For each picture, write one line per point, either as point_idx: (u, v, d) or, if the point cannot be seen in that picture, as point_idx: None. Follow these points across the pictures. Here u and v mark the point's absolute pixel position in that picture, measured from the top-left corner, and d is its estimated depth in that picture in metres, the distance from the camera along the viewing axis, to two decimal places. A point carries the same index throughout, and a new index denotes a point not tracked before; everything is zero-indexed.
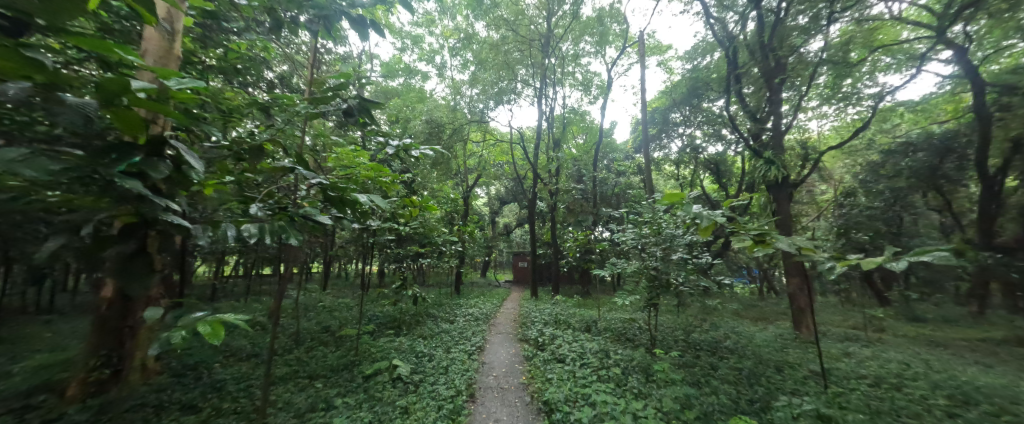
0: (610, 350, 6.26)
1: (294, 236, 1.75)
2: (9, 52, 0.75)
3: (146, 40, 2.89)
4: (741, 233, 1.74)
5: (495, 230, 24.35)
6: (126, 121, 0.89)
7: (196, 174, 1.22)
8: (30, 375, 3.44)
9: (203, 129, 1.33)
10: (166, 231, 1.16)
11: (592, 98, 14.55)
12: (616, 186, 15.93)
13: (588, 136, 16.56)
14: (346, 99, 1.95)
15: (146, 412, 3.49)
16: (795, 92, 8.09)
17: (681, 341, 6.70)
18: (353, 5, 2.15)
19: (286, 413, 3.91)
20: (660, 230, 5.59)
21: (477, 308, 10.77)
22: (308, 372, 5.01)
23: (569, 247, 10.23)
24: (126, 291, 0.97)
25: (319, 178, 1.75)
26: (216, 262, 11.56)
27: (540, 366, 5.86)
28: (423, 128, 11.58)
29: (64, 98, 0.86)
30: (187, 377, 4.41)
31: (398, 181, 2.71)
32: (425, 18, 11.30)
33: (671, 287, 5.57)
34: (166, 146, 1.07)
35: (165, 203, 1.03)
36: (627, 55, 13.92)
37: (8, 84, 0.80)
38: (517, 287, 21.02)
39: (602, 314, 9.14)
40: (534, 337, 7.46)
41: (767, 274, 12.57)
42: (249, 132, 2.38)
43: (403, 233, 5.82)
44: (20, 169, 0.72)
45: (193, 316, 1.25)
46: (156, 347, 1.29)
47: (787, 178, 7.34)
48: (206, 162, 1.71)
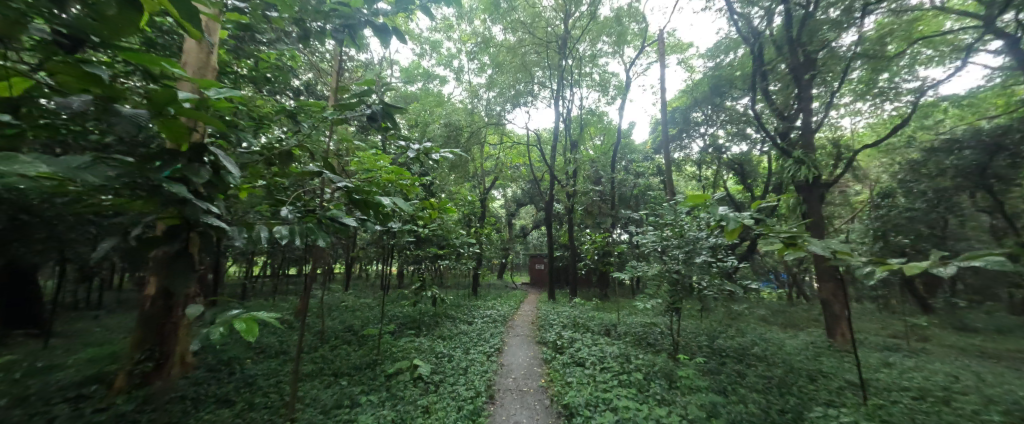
0: (631, 354, 6.14)
1: (321, 237, 1.83)
2: (70, 68, 0.83)
3: (187, 53, 3.15)
4: (770, 235, 1.66)
5: (512, 232, 24.37)
6: (171, 130, 0.95)
7: (234, 178, 1.27)
8: (84, 368, 3.71)
9: (239, 135, 1.40)
10: (207, 233, 1.23)
11: (610, 98, 14.36)
12: (636, 187, 15.98)
13: (605, 137, 16.37)
14: (370, 105, 2.02)
15: (185, 405, 3.70)
16: (827, 89, 7.74)
17: (705, 346, 6.51)
18: (375, 14, 2.29)
19: (313, 409, 4.02)
20: (683, 232, 5.45)
21: (494, 310, 10.79)
22: (333, 371, 5.14)
23: (586, 249, 10.12)
24: (169, 288, 1.04)
25: (344, 182, 1.81)
26: (246, 263, 12.10)
27: (559, 369, 5.81)
28: (441, 131, 11.75)
29: (120, 109, 0.95)
30: (221, 371, 4.62)
31: (419, 184, 2.77)
32: (444, 23, 11.49)
33: (693, 291, 5.42)
34: (206, 152, 1.13)
35: (204, 206, 1.08)
36: (646, 54, 13.69)
37: (74, 98, 0.88)
38: (535, 289, 20.96)
39: (622, 318, 8.98)
40: (553, 340, 7.40)
41: (797, 279, 12.01)
42: (280, 138, 2.50)
43: (423, 234, 5.92)
44: (84, 175, 0.80)
45: (228, 313, 1.32)
46: (196, 341, 1.38)
47: (818, 178, 7.01)
48: (242, 167, 1.82)
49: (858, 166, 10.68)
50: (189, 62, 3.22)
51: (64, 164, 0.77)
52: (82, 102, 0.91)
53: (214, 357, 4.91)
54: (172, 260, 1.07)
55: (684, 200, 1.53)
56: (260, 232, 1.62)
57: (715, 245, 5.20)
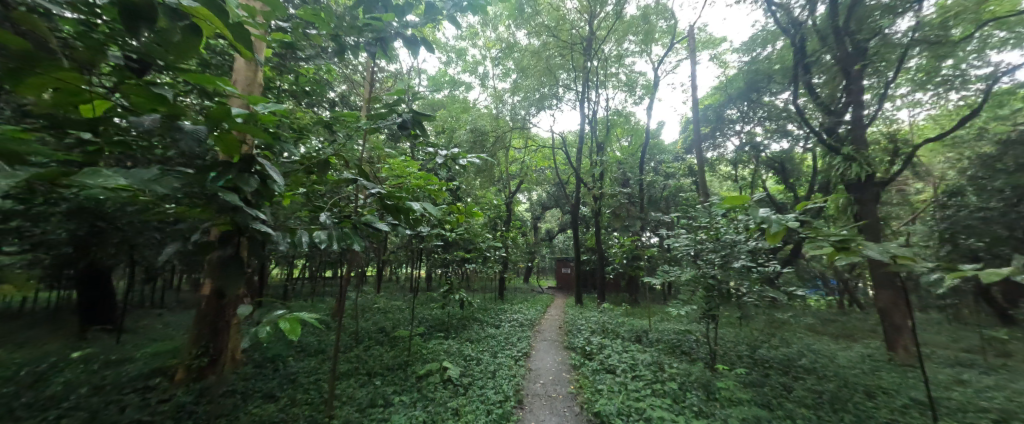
0: (665, 363, 5.91)
1: (357, 242, 1.91)
2: (142, 90, 0.93)
3: (237, 71, 3.52)
4: (817, 239, 1.53)
5: (538, 236, 24.24)
6: (225, 143, 1.05)
7: (279, 187, 1.37)
8: (152, 360, 4.11)
9: (282, 146, 1.51)
10: (256, 238, 1.34)
11: (637, 98, 14.01)
12: (666, 189, 15.46)
13: (633, 138, 15.97)
14: (401, 113, 2.10)
15: (236, 398, 4.02)
16: (879, 80, 7.16)
17: (746, 356, 6.15)
18: (405, 26, 2.41)
19: (349, 407, 4.17)
20: (719, 235, 5.19)
21: (521, 314, 10.77)
22: (367, 370, 5.32)
23: (614, 253, 9.86)
24: (222, 289, 1.14)
25: (377, 188, 1.89)
26: (286, 267, 12.83)
27: (589, 376, 5.69)
28: (467, 137, 11.98)
29: (182, 126, 1.05)
30: (266, 368, 4.92)
31: (446, 189, 2.80)
32: (469, 31, 11.72)
33: (731, 298, 5.14)
34: (254, 163, 1.21)
35: (253, 213, 1.18)
36: (675, 52, 13.25)
37: (145, 117, 0.99)
38: (561, 294, 20.70)
39: (654, 324, 8.67)
40: (582, 346, 7.27)
41: (848, 286, 11.08)
42: (318, 147, 2.64)
43: (451, 238, 6.02)
44: (154, 187, 0.90)
45: (274, 313, 1.42)
46: (246, 338, 1.48)
47: (872, 176, 6.44)
48: (285, 176, 1.94)
49: (918, 162, 9.73)
50: (239, 79, 3.59)
51: (139, 177, 0.86)
52: (151, 121, 1.01)
53: (260, 354, 5.23)
54: (224, 263, 1.18)
55: (720, 202, 1.45)
56: (302, 236, 1.73)
57: (756, 248, 4.89)
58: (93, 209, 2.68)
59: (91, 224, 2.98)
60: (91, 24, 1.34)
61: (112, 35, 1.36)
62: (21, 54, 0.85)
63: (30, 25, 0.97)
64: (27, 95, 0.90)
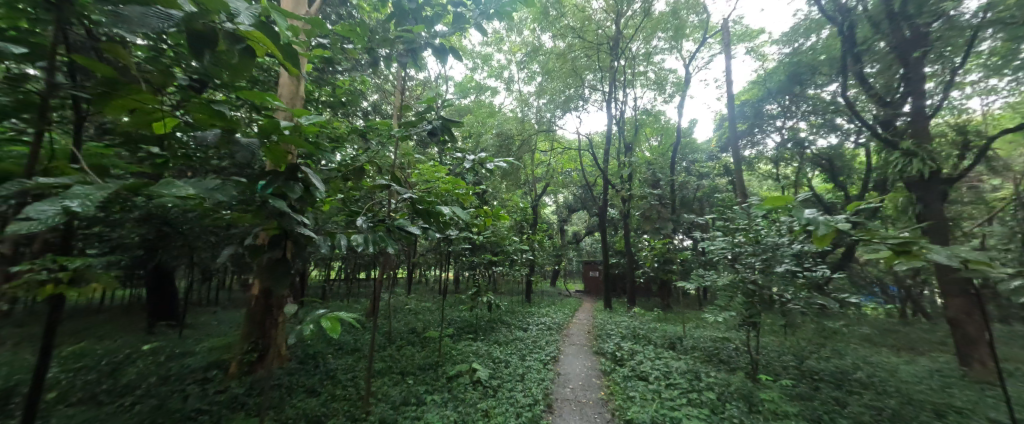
0: (701, 372, 5.64)
1: (391, 244, 1.99)
2: (205, 107, 1.03)
3: (281, 86, 3.85)
4: (869, 242, 1.40)
5: (564, 239, 23.98)
6: (274, 154, 1.14)
7: (320, 193, 1.45)
8: (210, 353, 4.52)
9: (322, 154, 1.60)
10: (301, 241, 1.44)
11: (667, 96, 13.57)
12: (700, 189, 14.80)
13: (662, 137, 15.47)
14: (431, 120, 2.17)
15: (281, 392, 4.30)
16: (944, 66, 6.48)
17: (792, 367, 5.74)
18: (434, 36, 2.53)
19: (385, 404, 4.31)
20: (759, 238, 4.86)
21: (549, 318, 10.68)
22: (400, 369, 5.48)
23: (644, 256, 9.54)
24: (272, 288, 1.24)
25: (409, 193, 1.96)
26: (324, 269, 13.57)
27: (620, 382, 5.54)
28: (494, 141, 12.12)
29: (237, 138, 1.15)
30: (308, 364, 5.20)
31: (473, 193, 2.85)
32: (495, 37, 11.88)
33: (774, 304, 4.83)
34: (299, 171, 1.30)
35: (297, 218, 1.27)
36: (708, 47, 12.70)
37: (207, 132, 1.09)
38: (589, 298, 20.30)
39: (689, 331, 8.31)
40: (612, 351, 7.10)
41: (911, 293, 10.06)
42: (353, 155, 2.78)
43: (478, 241, 6.10)
44: (217, 195, 0.99)
45: (318, 312, 1.52)
46: (292, 335, 1.58)
47: (938, 172, 5.82)
48: (325, 183, 2.06)
49: (994, 155, 8.67)
50: (284, 93, 3.91)
51: (204, 186, 0.96)
52: (211, 135, 1.11)
53: (302, 350, 5.54)
54: (273, 265, 1.28)
55: (762, 202, 1.37)
56: (341, 240, 1.83)
57: (802, 253, 4.55)
58: (162, 216, 3.07)
59: (158, 229, 3.37)
60: (159, 48, 1.50)
61: (177, 59, 1.53)
62: (107, 79, 0.96)
63: (115, 54, 1.11)
64: (109, 114, 1.01)
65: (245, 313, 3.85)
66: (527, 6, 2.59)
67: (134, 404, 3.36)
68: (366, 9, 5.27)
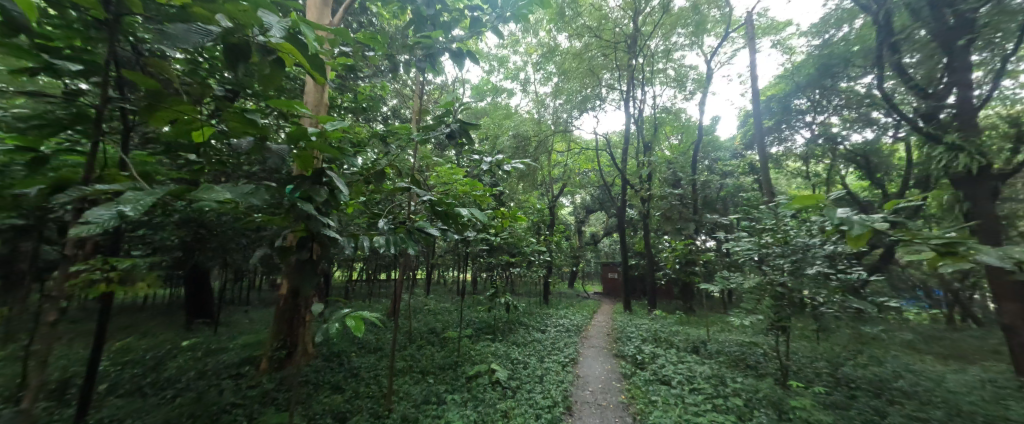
0: (727, 377, 5.45)
1: (411, 246, 2.03)
2: (239, 116, 1.09)
3: (307, 94, 4.04)
4: (911, 241, 1.32)
5: (582, 240, 23.69)
6: (302, 160, 1.20)
7: (344, 196, 1.51)
8: (242, 350, 4.76)
9: (345, 158, 1.66)
10: (327, 243, 1.50)
11: (688, 94, 13.22)
12: (723, 189, 14.31)
13: (683, 136, 15.08)
14: (449, 124, 2.20)
15: (309, 388, 4.48)
16: (992, 54, 5.95)
17: (826, 375, 5.46)
18: (451, 41, 2.58)
19: (406, 402, 4.39)
20: (789, 238, 4.65)
21: (567, 320, 10.60)
22: (420, 368, 5.57)
23: (665, 258, 9.31)
24: (301, 288, 1.30)
25: (429, 195, 2.00)
26: (347, 270, 13.97)
27: (642, 386, 5.42)
28: (510, 143, 12.15)
29: (268, 146, 1.21)
30: (333, 362, 5.38)
31: (491, 194, 2.87)
32: (510, 38, 11.90)
33: (805, 307, 4.60)
34: (324, 176, 1.35)
35: (323, 221, 1.32)
36: (731, 41, 12.29)
37: (241, 140, 1.15)
38: (608, 300, 19.99)
39: (713, 335, 8.05)
40: (632, 354, 6.97)
41: (959, 297, 9.36)
42: (375, 159, 2.85)
43: (496, 242, 6.15)
44: (252, 199, 1.05)
45: (342, 311, 1.58)
46: (319, 334, 1.64)
47: (989, 167, 5.39)
48: (349, 186, 2.13)
49: None
50: (309, 100, 4.09)
51: (239, 192, 1.01)
52: (244, 143, 1.17)
53: (328, 348, 5.72)
54: (301, 266, 1.34)
55: (790, 201, 1.31)
56: (365, 241, 1.89)
57: (836, 254, 4.31)
58: (198, 219, 3.27)
59: (195, 232, 3.57)
60: (197, 61, 1.60)
61: (212, 71, 1.62)
62: (152, 92, 1.03)
63: (158, 68, 1.19)
64: (153, 125, 1.09)
65: (274, 311, 4.04)
66: (544, 7, 2.59)
67: (174, 397, 3.58)
68: (386, 16, 5.41)
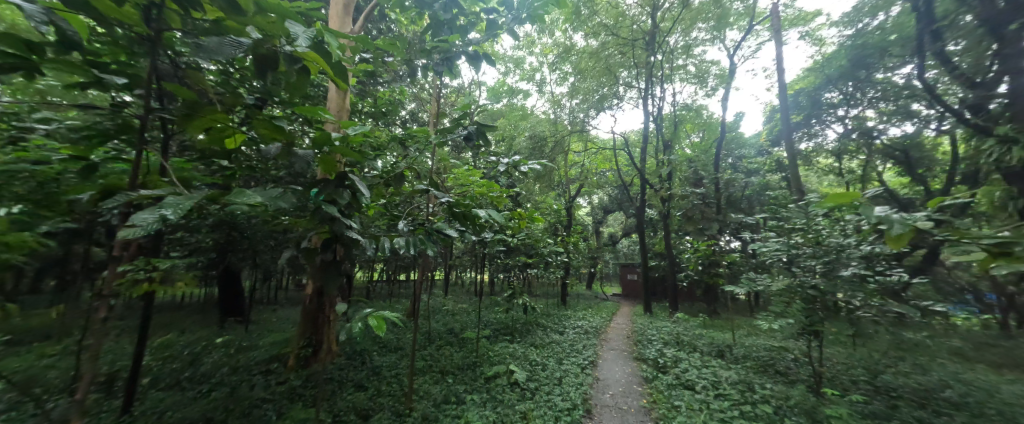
0: (755, 383, 5.24)
1: (430, 247, 2.06)
2: (268, 123, 1.14)
3: (330, 100, 4.19)
4: (959, 240, 1.21)
5: (600, 240, 23.38)
6: (326, 164, 1.24)
7: (366, 198, 1.54)
8: (271, 347, 4.96)
9: (366, 162, 1.70)
10: (349, 244, 1.54)
11: (709, 90, 12.83)
12: (748, 187, 13.79)
13: (704, 133, 14.64)
14: (466, 126, 2.22)
15: (333, 386, 4.62)
16: None
17: (864, 382, 5.16)
18: (468, 44, 2.61)
19: (427, 401, 4.45)
20: (821, 239, 4.42)
21: (586, 321, 10.48)
22: (439, 368, 5.63)
23: (687, 259, 9.07)
24: (326, 288, 1.34)
25: (447, 197, 2.02)
26: (368, 270, 14.32)
27: (664, 391, 5.29)
28: (527, 143, 12.14)
29: (294, 151, 1.25)
30: (356, 360, 5.52)
31: (507, 195, 2.87)
32: (526, 39, 11.90)
33: (839, 311, 4.37)
34: (346, 179, 1.38)
35: (345, 223, 1.36)
36: (755, 34, 11.85)
37: (270, 146, 1.20)
38: (627, 302, 19.62)
39: (739, 338, 7.75)
40: (654, 357, 6.82)
41: None
42: (395, 161, 2.91)
43: (513, 243, 6.15)
44: (280, 203, 1.09)
45: (364, 310, 1.62)
46: (343, 333, 1.69)
47: None
48: (370, 189, 2.18)
49: None
50: (332, 106, 4.24)
51: (266, 195, 1.05)
52: (273, 149, 1.22)
53: (351, 347, 5.88)
54: (325, 267, 1.38)
55: (822, 199, 1.24)
56: (385, 242, 1.93)
57: (874, 255, 4.06)
58: (231, 222, 3.44)
59: (227, 234, 3.76)
60: (229, 72, 1.68)
61: (243, 80, 1.70)
62: (189, 102, 1.09)
63: (195, 80, 1.26)
64: (190, 133, 1.15)
65: (300, 311, 4.19)
66: (560, 7, 2.57)
67: (210, 391, 3.77)
68: (404, 22, 5.54)
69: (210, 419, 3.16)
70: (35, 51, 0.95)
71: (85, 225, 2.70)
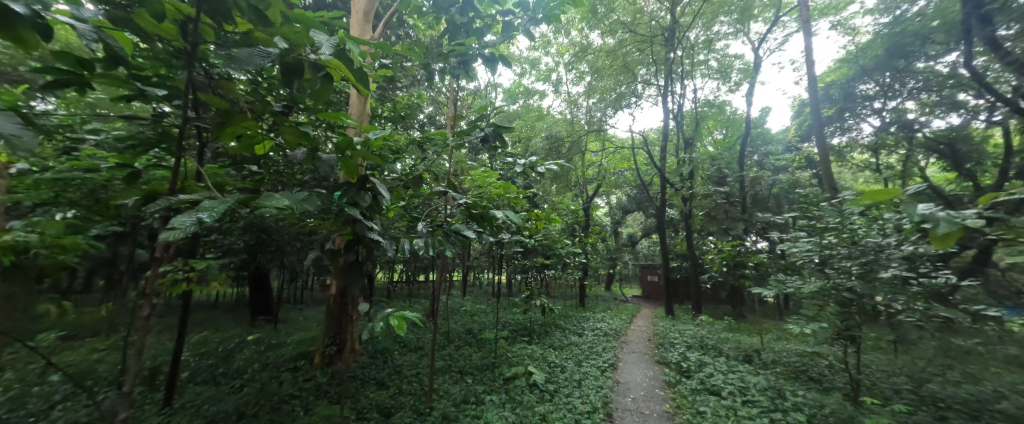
0: (786, 390, 5.00)
1: (449, 248, 2.09)
2: (295, 130, 1.18)
3: (352, 106, 4.33)
4: (1015, 241, 1.15)
5: (619, 241, 22.96)
6: (349, 167, 1.28)
7: (386, 200, 1.57)
8: (298, 345, 5.15)
9: (386, 165, 1.75)
10: (371, 245, 1.58)
11: (733, 85, 12.38)
12: (776, 185, 13.21)
13: (728, 130, 14.15)
14: (483, 127, 2.23)
15: (356, 383, 4.75)
16: None
17: (907, 392, 4.83)
18: (484, 47, 2.63)
19: (447, 400, 4.50)
20: (857, 239, 4.17)
21: (605, 323, 10.31)
22: (458, 368, 5.67)
23: (710, 260, 8.77)
24: (350, 288, 1.38)
25: (464, 198, 2.04)
26: (389, 271, 14.63)
27: (688, 396, 5.15)
28: (544, 144, 12.11)
29: (320, 155, 1.30)
30: (378, 359, 5.66)
31: (524, 196, 2.88)
32: (542, 40, 11.86)
33: (878, 315, 4.12)
34: (367, 181, 1.41)
35: (367, 225, 1.40)
36: (782, 26, 11.35)
37: (296, 151, 1.24)
38: (648, 303, 19.21)
39: (768, 343, 7.44)
40: (676, 361, 6.63)
41: None
42: (414, 164, 2.97)
43: (530, 244, 6.14)
44: (307, 206, 1.13)
45: (385, 310, 1.66)
46: (366, 332, 1.74)
47: None
48: (391, 191, 2.24)
49: None
50: (353, 111, 4.37)
51: (293, 198, 1.09)
52: (299, 154, 1.27)
53: (373, 346, 6.03)
54: (348, 269, 1.43)
55: (860, 196, 1.18)
56: (406, 244, 1.98)
57: (918, 256, 3.79)
58: (260, 225, 3.61)
59: (257, 236, 3.94)
60: (258, 81, 1.76)
61: (272, 88, 1.78)
62: (222, 111, 1.15)
63: (227, 90, 1.32)
64: (223, 140, 1.21)
65: (325, 310, 4.34)
66: (576, 6, 2.56)
67: (243, 386, 3.96)
68: (422, 27, 5.64)
69: (243, 413, 3.32)
70: (87, 67, 1.02)
71: (129, 229, 2.89)
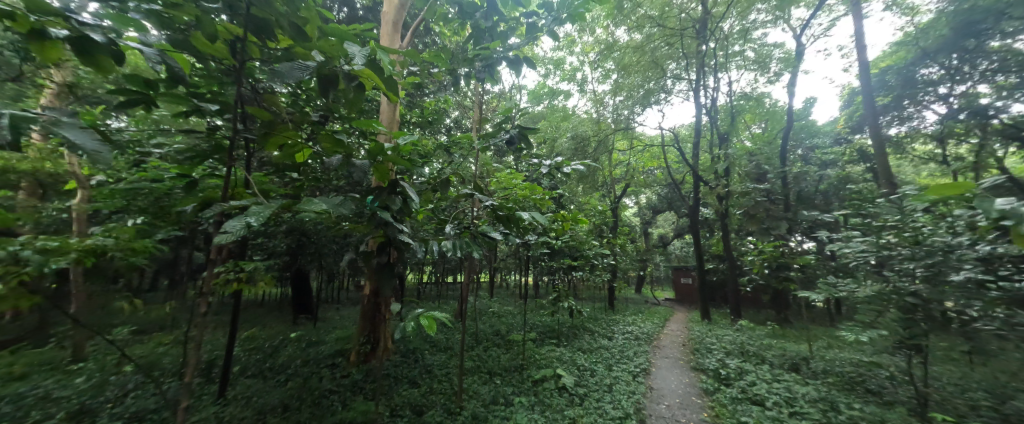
0: (840, 402, 4.61)
1: (477, 249, 2.11)
2: (329, 137, 1.24)
3: (382, 113, 4.48)
4: None
5: (649, 242, 22.18)
6: (380, 172, 1.33)
7: (415, 202, 1.60)
8: (335, 342, 5.41)
9: (415, 168, 1.79)
10: (401, 247, 1.62)
11: (773, 75, 11.63)
12: (823, 181, 12.25)
13: (767, 123, 13.31)
14: (509, 129, 2.22)
15: (388, 381, 4.92)
16: None
17: (988, 410, 4.30)
18: (508, 49, 2.63)
19: (476, 400, 4.55)
20: (921, 238, 3.78)
21: (636, 327, 9.99)
22: (487, 369, 5.71)
23: (750, 261, 8.24)
24: (382, 288, 1.43)
25: (491, 200, 2.05)
26: (418, 273, 15.02)
27: (728, 405, 4.88)
28: (569, 144, 11.95)
29: (354, 161, 1.35)
30: (409, 358, 5.81)
31: (551, 197, 2.85)
32: (567, 39, 11.73)
33: (949, 323, 3.71)
34: (398, 185, 1.45)
35: (397, 227, 1.44)
36: (827, 9, 10.54)
37: (331, 158, 1.30)
38: (682, 307, 18.39)
39: (817, 351, 6.88)
40: (714, 368, 6.30)
41: None
42: (441, 168, 3.03)
43: (557, 245, 6.08)
44: (343, 210, 1.18)
45: (416, 311, 1.70)
46: (399, 331, 1.79)
47: None
48: (420, 194, 2.29)
49: None
50: (383, 118, 4.53)
51: (330, 203, 1.14)
52: (334, 160, 1.33)
53: (405, 345, 6.21)
54: (380, 270, 1.48)
55: (926, 191, 1.05)
56: (435, 246, 2.02)
57: (995, 257, 3.37)
58: (300, 228, 3.82)
59: (296, 239, 4.18)
60: (297, 93, 1.87)
61: (311, 99, 1.87)
62: (266, 122, 1.23)
63: (271, 103, 1.41)
64: (268, 150, 1.30)
65: (359, 310, 4.54)
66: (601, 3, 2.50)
67: (287, 379, 4.22)
68: (447, 33, 5.76)
69: (288, 406, 3.54)
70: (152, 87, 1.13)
71: (188, 233, 3.16)
